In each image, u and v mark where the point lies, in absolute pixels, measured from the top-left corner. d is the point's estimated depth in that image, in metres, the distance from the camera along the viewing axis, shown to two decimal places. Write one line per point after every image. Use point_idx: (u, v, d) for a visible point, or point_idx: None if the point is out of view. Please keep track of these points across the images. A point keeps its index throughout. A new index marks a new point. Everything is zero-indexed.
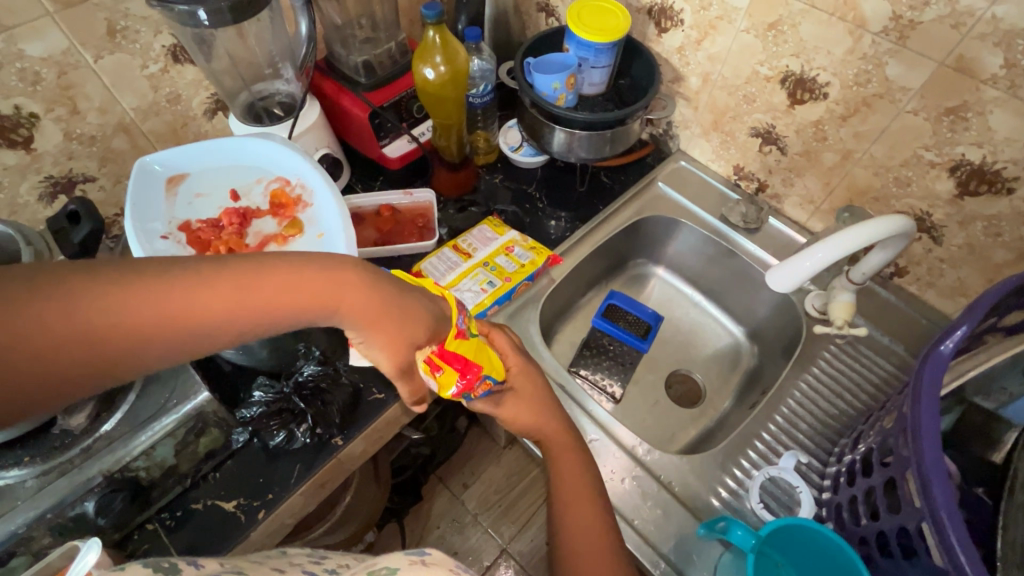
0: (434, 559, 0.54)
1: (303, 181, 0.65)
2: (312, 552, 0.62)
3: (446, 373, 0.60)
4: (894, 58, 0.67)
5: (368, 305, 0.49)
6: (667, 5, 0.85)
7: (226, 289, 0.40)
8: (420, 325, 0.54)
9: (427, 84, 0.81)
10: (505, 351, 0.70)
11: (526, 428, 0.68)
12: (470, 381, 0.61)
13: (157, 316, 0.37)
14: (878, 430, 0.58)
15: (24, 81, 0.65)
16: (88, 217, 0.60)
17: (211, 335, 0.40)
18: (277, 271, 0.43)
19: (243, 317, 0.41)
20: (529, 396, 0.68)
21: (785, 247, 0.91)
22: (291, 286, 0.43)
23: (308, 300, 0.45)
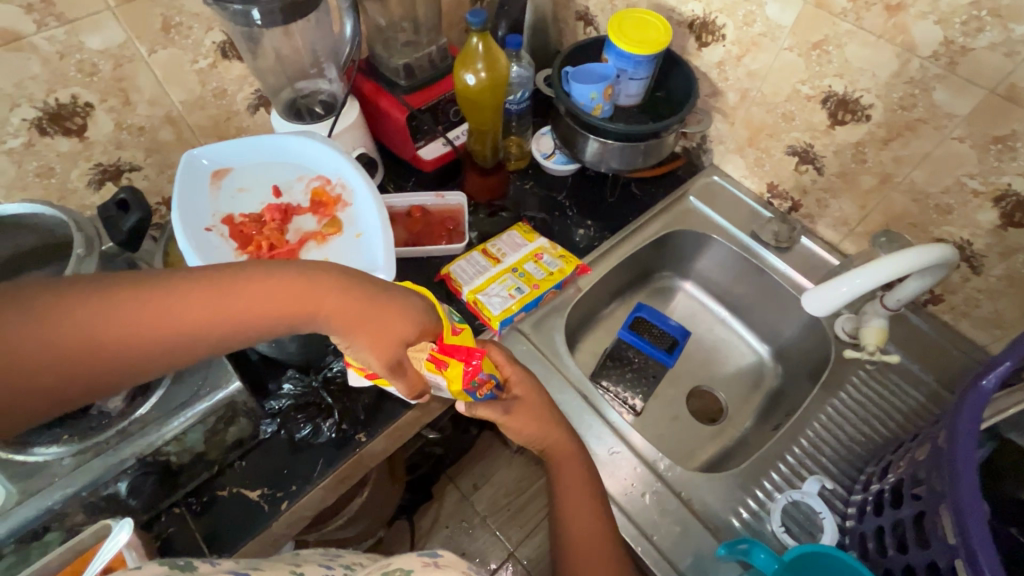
0: (445, 561, 0.55)
1: (343, 181, 0.67)
2: (325, 551, 0.62)
3: (453, 364, 0.62)
4: (941, 84, 0.66)
5: (343, 306, 0.52)
6: (709, 19, 0.84)
7: (199, 300, 0.45)
8: (407, 322, 0.55)
9: (467, 90, 0.82)
10: (502, 361, 0.69)
11: (533, 438, 0.68)
12: (476, 368, 0.64)
13: (137, 332, 0.43)
14: (909, 461, 0.58)
15: (82, 72, 0.67)
16: (137, 206, 0.62)
17: (190, 342, 0.46)
18: (250, 283, 0.48)
19: (217, 324, 0.46)
20: (534, 406, 0.68)
21: (817, 268, 0.89)
22: (264, 294, 0.48)
23: (284, 305, 0.49)
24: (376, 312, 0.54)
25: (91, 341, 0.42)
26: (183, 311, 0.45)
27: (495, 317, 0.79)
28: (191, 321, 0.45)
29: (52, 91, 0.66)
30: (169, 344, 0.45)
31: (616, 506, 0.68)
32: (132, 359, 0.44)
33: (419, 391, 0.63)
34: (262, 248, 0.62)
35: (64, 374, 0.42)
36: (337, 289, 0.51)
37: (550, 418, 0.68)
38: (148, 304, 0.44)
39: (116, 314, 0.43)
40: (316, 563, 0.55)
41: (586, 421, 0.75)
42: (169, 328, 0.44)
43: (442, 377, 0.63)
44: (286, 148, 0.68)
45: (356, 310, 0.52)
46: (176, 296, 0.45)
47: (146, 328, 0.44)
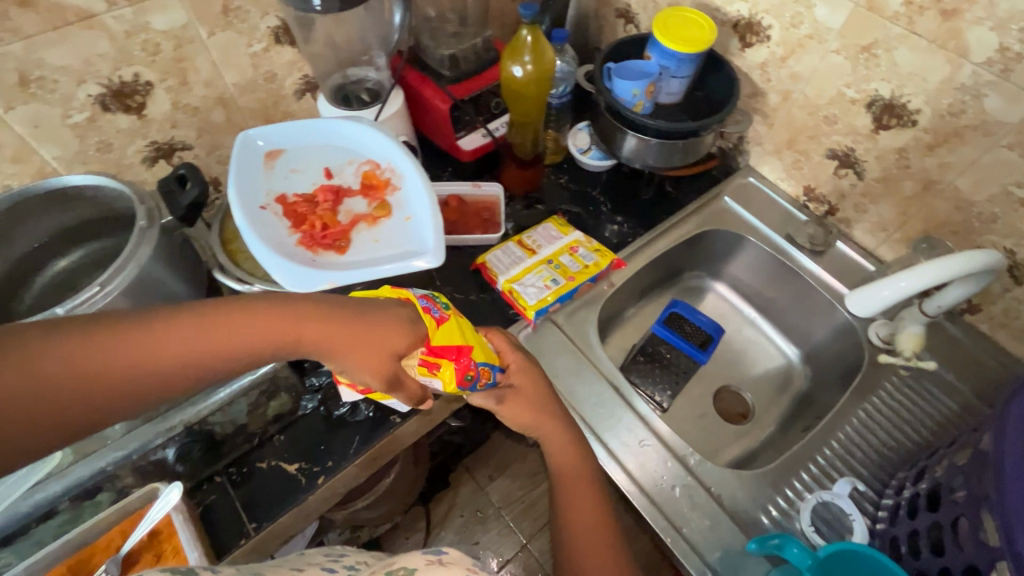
0: (450, 558, 0.53)
1: (393, 166, 0.68)
2: (330, 550, 0.65)
3: (444, 366, 0.60)
4: (993, 91, 0.66)
5: (331, 331, 0.54)
6: (754, 20, 0.85)
7: (186, 335, 0.46)
8: (392, 334, 0.57)
9: (512, 81, 0.83)
10: (505, 348, 0.70)
11: (525, 427, 0.68)
12: (467, 365, 0.62)
13: (123, 367, 0.43)
14: (948, 465, 0.58)
15: (145, 51, 0.69)
16: (196, 182, 0.63)
17: (180, 373, 0.46)
18: (235, 316, 0.49)
19: (207, 354, 0.47)
20: (524, 402, 0.67)
21: (851, 272, 0.89)
22: (252, 325, 0.49)
23: (270, 335, 0.50)
24: (361, 331, 0.55)
25: (77, 380, 0.41)
26: (175, 345, 0.45)
27: (530, 306, 0.80)
28: (180, 358, 0.45)
29: (116, 69, 0.68)
30: (156, 381, 0.45)
31: (643, 494, 0.69)
32: (118, 401, 0.43)
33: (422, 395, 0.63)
34: (315, 227, 0.63)
35: (53, 420, 0.40)
36: (322, 317, 0.53)
37: (545, 410, 0.68)
38: (132, 342, 0.44)
39: (101, 354, 0.42)
40: (319, 566, 0.57)
41: (616, 413, 0.75)
42: (159, 365, 0.45)
43: (437, 380, 0.61)
44: (336, 134, 0.70)
45: (342, 332, 0.54)
46: (162, 334, 0.45)
47: (135, 366, 0.43)
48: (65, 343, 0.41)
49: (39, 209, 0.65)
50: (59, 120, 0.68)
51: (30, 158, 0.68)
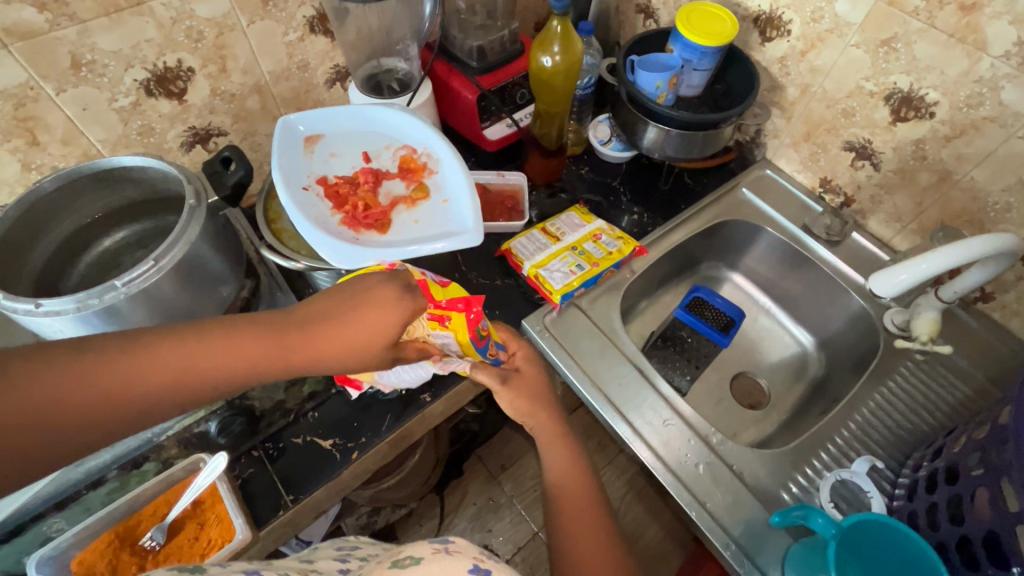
0: (457, 547, 0.52)
1: (428, 151, 0.71)
2: (341, 545, 0.66)
3: (456, 316, 0.64)
4: (1011, 84, 0.68)
5: (319, 343, 0.51)
6: (775, 15, 0.87)
7: (164, 363, 0.45)
8: (385, 325, 0.53)
9: (541, 71, 0.85)
10: (507, 337, 0.74)
11: (520, 412, 0.70)
12: (477, 316, 0.66)
13: (101, 398, 0.43)
14: (966, 441, 0.60)
15: (189, 38, 0.72)
16: (240, 164, 0.66)
17: (165, 398, 0.46)
18: (211, 339, 0.47)
19: (186, 379, 0.46)
20: (520, 384, 0.70)
21: (866, 261, 0.91)
22: (228, 349, 0.48)
23: (257, 357, 0.49)
24: (350, 335, 0.52)
25: (50, 411, 0.41)
26: (153, 372, 0.45)
27: (556, 291, 0.82)
28: (157, 384, 0.45)
29: (161, 55, 0.71)
30: (134, 407, 0.45)
31: (668, 470, 0.71)
32: (94, 431, 0.44)
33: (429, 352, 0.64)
34: (358, 208, 0.66)
35: (30, 455, 0.41)
36: (302, 330, 0.51)
37: (542, 399, 0.71)
38: (102, 373, 0.43)
39: (69, 388, 0.42)
40: (330, 558, 0.59)
41: (640, 393, 0.77)
42: (130, 394, 0.44)
43: (449, 333, 0.65)
44: (372, 120, 0.72)
45: (329, 341, 0.51)
46: (135, 364, 0.44)
47: (108, 398, 0.43)
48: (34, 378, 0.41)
49: (87, 190, 0.67)
50: (106, 104, 0.70)
51: (77, 140, 0.71)
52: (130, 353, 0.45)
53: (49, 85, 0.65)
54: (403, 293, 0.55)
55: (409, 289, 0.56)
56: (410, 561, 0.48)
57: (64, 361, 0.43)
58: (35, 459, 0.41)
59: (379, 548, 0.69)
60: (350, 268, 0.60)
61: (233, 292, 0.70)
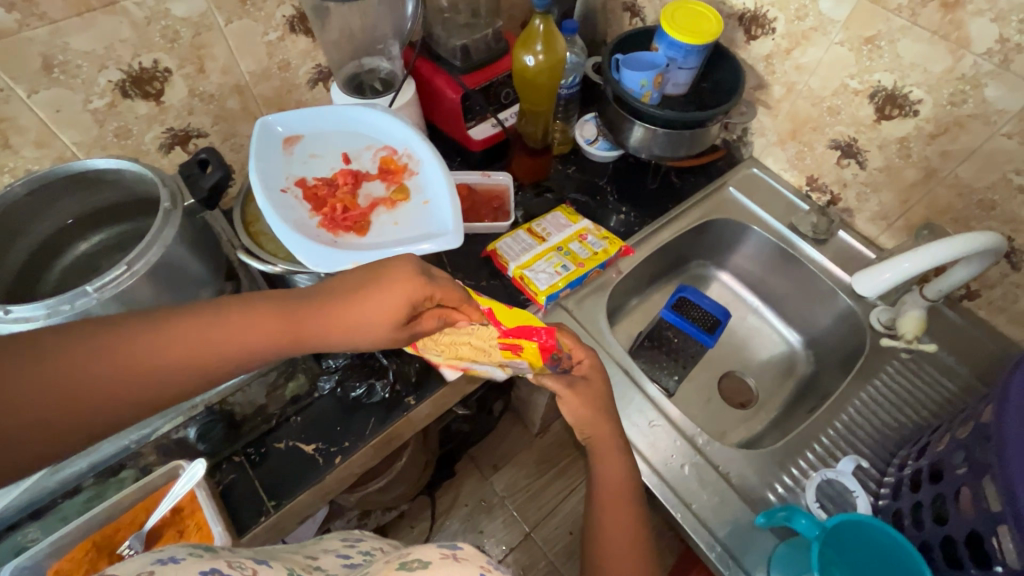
0: (465, 554, 0.51)
1: (410, 151, 0.70)
2: (348, 536, 0.67)
3: (529, 344, 0.63)
4: (994, 81, 0.68)
5: (328, 317, 0.52)
6: (760, 12, 0.86)
7: (180, 341, 0.46)
8: (391, 305, 0.53)
9: (524, 71, 0.84)
10: (573, 344, 0.69)
11: (582, 422, 0.69)
12: (548, 342, 0.64)
13: (117, 377, 0.43)
14: (950, 440, 0.60)
15: (165, 38, 0.70)
16: (217, 167, 0.65)
17: (177, 379, 0.46)
18: (227, 317, 0.48)
19: (202, 358, 0.47)
20: (589, 393, 0.69)
21: (853, 260, 0.91)
22: (242, 327, 0.49)
23: (269, 335, 0.50)
24: (357, 314, 0.53)
25: (69, 393, 0.41)
26: (166, 352, 0.45)
27: (542, 292, 0.81)
28: (170, 361, 0.45)
29: (137, 55, 0.69)
30: (152, 385, 0.45)
31: (654, 473, 0.71)
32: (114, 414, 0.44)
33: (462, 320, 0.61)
34: (337, 210, 0.65)
35: (41, 435, 0.40)
36: (313, 308, 0.52)
37: (606, 411, 0.68)
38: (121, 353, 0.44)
39: (86, 368, 0.42)
40: (333, 552, 0.58)
41: (626, 395, 0.77)
42: (148, 373, 0.45)
43: (522, 361, 0.64)
44: (353, 121, 0.71)
45: (337, 319, 0.53)
46: (151, 343, 0.45)
47: (127, 378, 0.44)
48: (51, 360, 0.41)
49: (63, 192, 0.66)
50: (80, 105, 0.69)
51: (51, 142, 0.69)
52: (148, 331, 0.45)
53: (21, 87, 0.64)
54: (419, 275, 0.55)
55: (426, 273, 0.55)
56: (418, 564, 0.46)
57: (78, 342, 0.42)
58: (49, 440, 0.41)
59: (384, 543, 0.68)
60: (327, 271, 0.59)
61: (213, 294, 0.70)
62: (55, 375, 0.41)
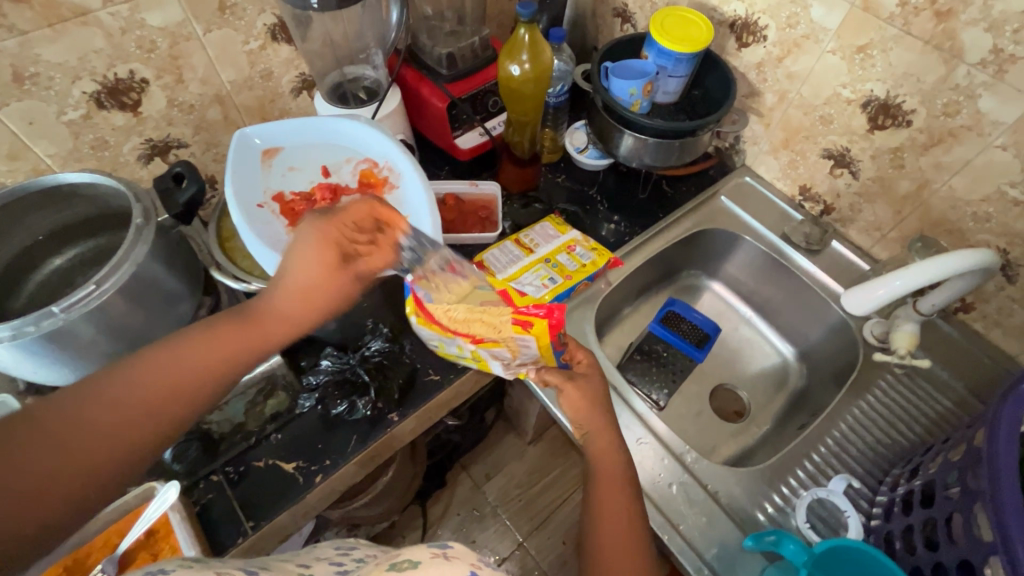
0: (455, 553, 0.49)
1: (390, 165, 0.69)
2: (341, 544, 0.65)
3: (538, 319, 0.57)
4: (987, 92, 0.66)
5: (282, 301, 0.55)
6: (751, 20, 0.85)
7: (145, 382, 0.46)
8: (327, 252, 0.55)
9: (510, 80, 0.83)
10: (575, 346, 0.70)
11: (580, 419, 0.66)
12: (560, 318, 0.57)
13: (118, 419, 0.44)
14: (942, 462, 0.58)
15: (141, 48, 0.69)
16: (192, 181, 0.63)
17: (179, 401, 0.48)
18: (199, 337, 0.51)
19: (193, 376, 0.49)
20: (589, 388, 0.67)
21: (846, 271, 0.89)
22: (220, 338, 0.52)
23: (247, 337, 0.53)
24: (310, 279, 0.55)
25: (75, 448, 0.41)
26: (157, 385, 0.47)
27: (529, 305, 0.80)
28: (166, 386, 0.47)
29: (112, 66, 0.68)
30: (154, 423, 0.46)
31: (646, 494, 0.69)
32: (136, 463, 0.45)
33: (395, 220, 0.59)
34: None
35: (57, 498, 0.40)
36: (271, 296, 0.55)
37: (603, 409, 0.67)
38: (98, 414, 0.43)
39: (66, 448, 0.41)
40: (326, 561, 0.56)
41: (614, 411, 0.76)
42: (137, 415, 0.45)
43: (532, 339, 0.58)
44: (332, 133, 0.70)
45: (299, 295, 0.55)
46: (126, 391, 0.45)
47: (118, 429, 0.44)
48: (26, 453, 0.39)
49: (36, 207, 0.65)
50: (54, 117, 0.67)
51: (24, 154, 0.68)
52: (110, 390, 0.45)
53: None
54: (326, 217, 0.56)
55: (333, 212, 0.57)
56: (409, 565, 0.45)
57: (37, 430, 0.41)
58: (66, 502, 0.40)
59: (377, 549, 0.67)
60: None
61: (188, 310, 0.68)
62: (42, 461, 0.40)
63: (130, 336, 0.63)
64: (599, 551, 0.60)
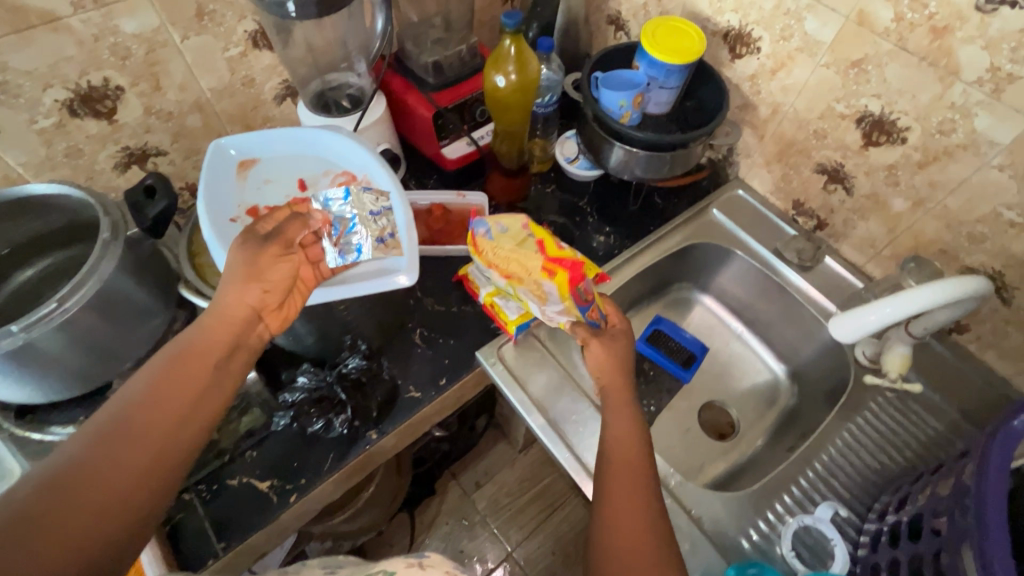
0: (431, 561, 0.58)
1: (368, 179, 0.70)
2: (326, 562, 0.63)
3: (561, 271, 0.70)
4: (984, 111, 0.64)
5: (224, 303, 0.56)
6: (744, 31, 0.83)
7: (126, 405, 0.48)
8: (248, 247, 0.59)
9: (496, 91, 0.81)
10: (612, 310, 0.74)
11: (598, 370, 0.68)
12: (580, 278, 0.71)
13: (116, 440, 0.46)
14: (931, 495, 0.57)
15: (115, 55, 0.67)
16: (164, 195, 0.62)
17: (169, 401, 0.49)
18: (169, 351, 0.52)
19: (172, 378, 0.50)
20: (614, 349, 0.69)
21: (839, 288, 0.88)
22: (190, 342, 0.53)
23: (217, 332, 0.55)
24: (253, 268, 0.58)
25: (84, 475, 0.43)
26: (141, 399, 0.48)
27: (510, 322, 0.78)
28: (148, 397, 0.49)
29: (84, 74, 0.66)
30: (158, 434, 0.47)
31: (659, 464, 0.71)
32: (160, 491, 0.46)
33: (302, 207, 0.65)
34: None
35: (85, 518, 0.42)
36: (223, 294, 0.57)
37: (626, 370, 0.68)
38: (101, 458, 0.44)
39: (78, 480, 0.43)
40: None
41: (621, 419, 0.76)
42: (132, 430, 0.46)
43: (552, 286, 0.70)
44: (310, 145, 0.71)
45: (252, 283, 0.57)
46: (105, 451, 0.45)
47: (121, 447, 0.45)
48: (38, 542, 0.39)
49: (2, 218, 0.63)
50: (24, 125, 0.66)
51: None
52: (91, 448, 0.44)
53: None
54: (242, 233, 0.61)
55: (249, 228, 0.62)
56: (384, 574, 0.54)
57: (38, 512, 0.41)
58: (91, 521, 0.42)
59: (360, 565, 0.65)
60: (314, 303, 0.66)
61: (159, 325, 0.67)
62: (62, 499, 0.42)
63: (101, 350, 0.61)
64: (608, 494, 0.56)
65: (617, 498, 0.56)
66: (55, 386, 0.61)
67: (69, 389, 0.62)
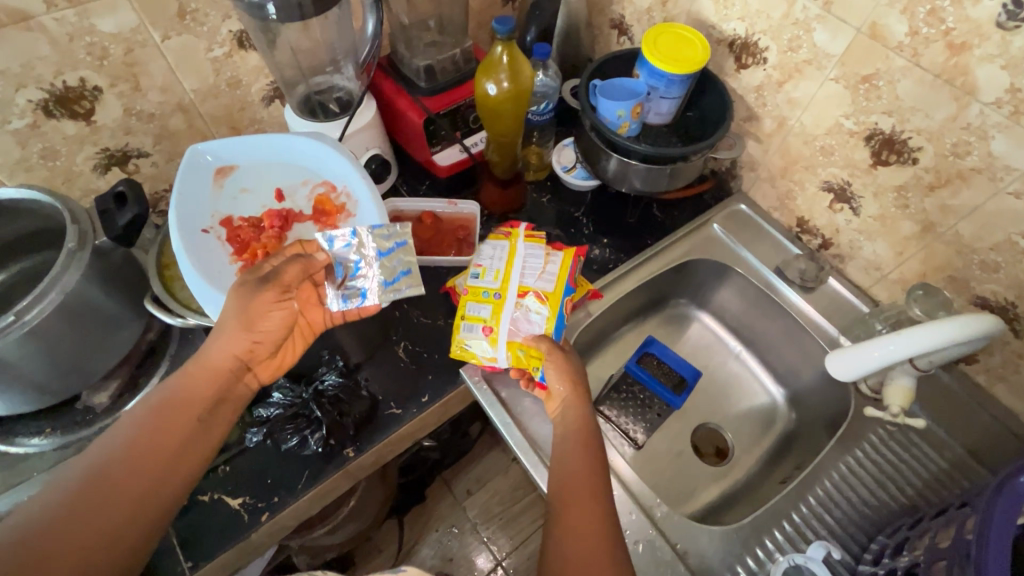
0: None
1: (347, 188, 0.68)
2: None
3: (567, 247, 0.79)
4: (1002, 133, 0.60)
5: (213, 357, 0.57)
6: (750, 40, 0.79)
7: (112, 459, 0.50)
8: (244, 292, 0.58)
9: (487, 98, 0.78)
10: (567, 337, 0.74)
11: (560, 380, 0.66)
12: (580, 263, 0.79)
13: (101, 496, 0.48)
14: (930, 545, 0.53)
15: (92, 55, 0.65)
16: (134, 202, 0.59)
17: (153, 458, 0.51)
18: (157, 402, 0.54)
19: (158, 433, 0.52)
20: (575, 364, 0.68)
21: (842, 311, 0.84)
22: (178, 396, 0.55)
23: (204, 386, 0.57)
24: (245, 319, 0.58)
25: (67, 529, 0.46)
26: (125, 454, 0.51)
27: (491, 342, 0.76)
28: (133, 452, 0.51)
29: (59, 74, 0.64)
30: (141, 491, 0.50)
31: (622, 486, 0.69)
32: (138, 542, 0.49)
33: (309, 248, 0.63)
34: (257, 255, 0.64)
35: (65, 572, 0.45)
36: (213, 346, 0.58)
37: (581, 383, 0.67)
38: (85, 513, 0.47)
39: (61, 533, 0.45)
40: None
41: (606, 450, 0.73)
42: (116, 486, 0.49)
43: (557, 259, 0.77)
44: (290, 151, 0.70)
45: (242, 335, 0.58)
46: (84, 509, 0.47)
47: (104, 503, 0.48)
48: None
49: None
50: None
51: None
52: (78, 504, 0.47)
53: None
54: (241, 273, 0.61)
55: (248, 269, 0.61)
56: None
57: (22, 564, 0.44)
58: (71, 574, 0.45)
59: None
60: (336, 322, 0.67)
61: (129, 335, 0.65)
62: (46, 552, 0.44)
63: (66, 363, 0.59)
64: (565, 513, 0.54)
65: (570, 518, 0.54)
66: (19, 398, 0.59)
67: (34, 401, 0.60)
